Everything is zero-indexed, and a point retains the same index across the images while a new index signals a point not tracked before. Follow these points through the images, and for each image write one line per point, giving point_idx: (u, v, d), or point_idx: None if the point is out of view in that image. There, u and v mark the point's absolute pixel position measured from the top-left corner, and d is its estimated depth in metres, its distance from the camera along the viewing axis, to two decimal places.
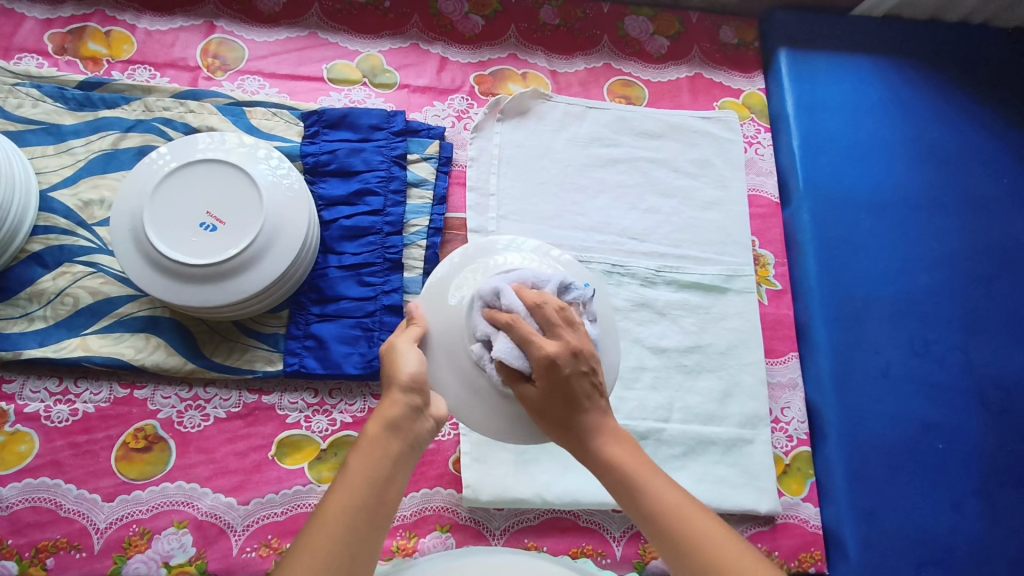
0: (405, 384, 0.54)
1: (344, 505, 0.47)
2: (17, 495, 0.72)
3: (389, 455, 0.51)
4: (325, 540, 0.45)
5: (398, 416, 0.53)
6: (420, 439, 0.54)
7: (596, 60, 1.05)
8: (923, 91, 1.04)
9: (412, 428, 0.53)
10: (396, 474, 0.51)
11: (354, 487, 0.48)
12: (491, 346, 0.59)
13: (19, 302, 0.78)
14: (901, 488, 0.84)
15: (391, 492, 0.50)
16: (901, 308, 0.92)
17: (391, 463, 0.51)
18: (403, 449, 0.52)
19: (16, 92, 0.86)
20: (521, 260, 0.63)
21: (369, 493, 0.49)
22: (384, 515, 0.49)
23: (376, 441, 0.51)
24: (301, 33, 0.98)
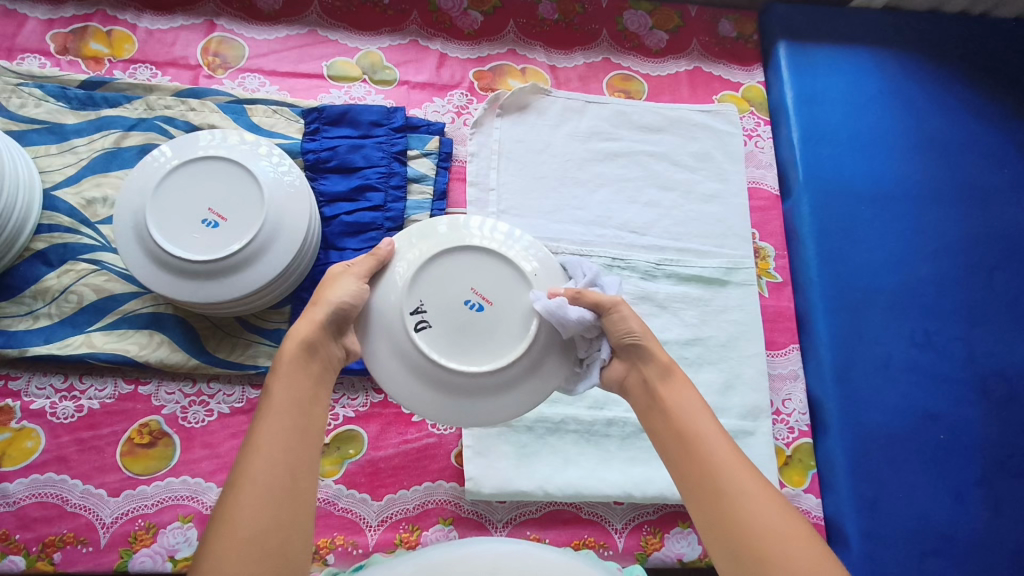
0: (334, 305, 0.58)
1: (278, 429, 0.51)
2: (24, 490, 0.72)
3: (308, 376, 0.56)
4: (265, 463, 0.49)
5: (311, 339, 0.57)
6: (333, 361, 0.58)
7: (596, 54, 1.05)
8: (922, 82, 1.04)
9: (324, 349, 0.58)
10: (317, 394, 0.56)
11: (281, 410, 0.52)
12: (494, 340, 0.59)
13: (24, 300, 0.79)
14: (902, 479, 0.84)
15: (316, 410, 0.55)
16: (901, 300, 0.92)
17: (310, 383, 0.55)
18: (319, 371, 0.57)
19: (20, 92, 0.86)
20: (408, 268, 0.61)
21: (297, 415, 0.53)
22: (315, 431, 0.53)
23: (291, 368, 0.55)
24: (301, 31, 0.99)
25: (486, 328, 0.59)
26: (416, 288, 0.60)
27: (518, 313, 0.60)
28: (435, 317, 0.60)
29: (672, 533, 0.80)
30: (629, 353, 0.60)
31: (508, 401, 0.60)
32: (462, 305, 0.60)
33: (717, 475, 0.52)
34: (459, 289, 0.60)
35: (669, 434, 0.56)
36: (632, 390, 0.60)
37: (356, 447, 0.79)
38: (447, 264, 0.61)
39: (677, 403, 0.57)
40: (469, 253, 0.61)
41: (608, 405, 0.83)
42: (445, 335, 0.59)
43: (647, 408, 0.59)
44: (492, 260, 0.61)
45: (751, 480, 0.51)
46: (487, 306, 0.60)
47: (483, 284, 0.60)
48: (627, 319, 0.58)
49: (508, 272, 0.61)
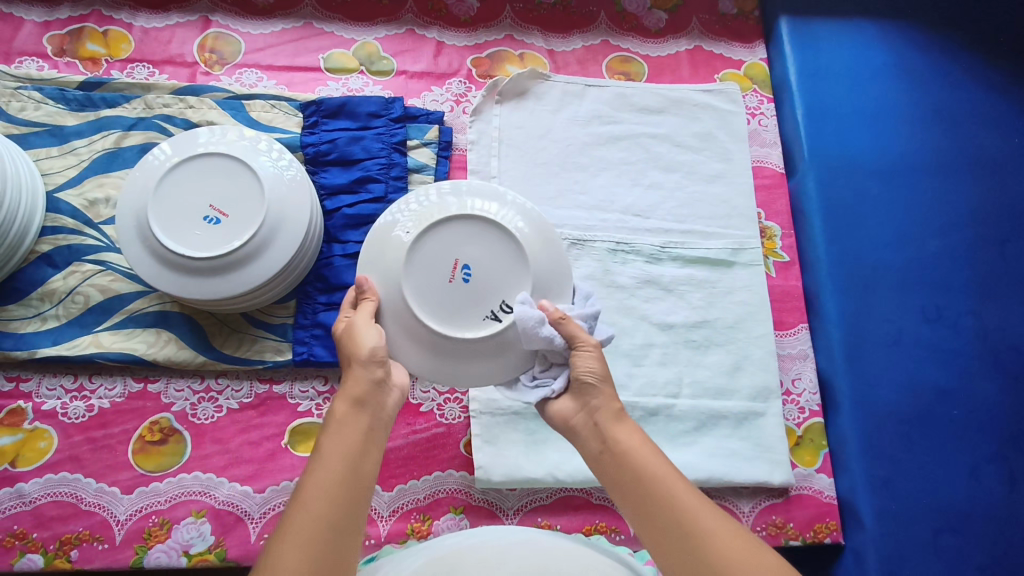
0: (365, 359, 0.57)
1: (325, 485, 0.50)
2: (39, 490, 0.73)
3: (359, 428, 0.55)
4: (307, 523, 0.48)
5: (361, 392, 0.56)
6: (386, 415, 0.57)
7: (594, 37, 1.04)
8: (927, 53, 1.02)
9: (375, 403, 0.57)
10: (370, 449, 0.54)
11: (329, 465, 0.51)
12: (499, 260, 0.61)
13: (31, 303, 0.79)
14: (915, 456, 0.83)
15: (367, 466, 0.53)
16: (911, 275, 0.91)
17: (362, 436, 0.54)
18: (372, 425, 0.56)
19: (19, 96, 0.87)
20: (442, 347, 0.60)
21: (346, 470, 0.51)
22: (365, 488, 0.52)
23: (343, 422, 0.54)
24: (296, 24, 0.98)
25: (488, 254, 0.60)
26: (461, 321, 0.60)
27: (465, 231, 0.61)
28: (486, 300, 0.60)
29: None
30: (581, 392, 0.59)
31: (556, 250, 0.64)
32: (456, 281, 0.60)
33: (681, 522, 0.50)
34: (445, 290, 0.60)
35: (623, 482, 0.55)
36: (580, 432, 0.59)
37: None
38: (427, 300, 0.60)
39: (629, 447, 0.55)
40: (414, 280, 0.60)
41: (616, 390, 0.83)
42: (500, 290, 0.60)
43: (600, 454, 0.57)
44: (412, 270, 0.60)
45: (718, 523, 0.50)
46: (457, 261, 0.60)
47: (432, 277, 0.60)
48: (591, 359, 0.58)
49: (427, 243, 0.61)
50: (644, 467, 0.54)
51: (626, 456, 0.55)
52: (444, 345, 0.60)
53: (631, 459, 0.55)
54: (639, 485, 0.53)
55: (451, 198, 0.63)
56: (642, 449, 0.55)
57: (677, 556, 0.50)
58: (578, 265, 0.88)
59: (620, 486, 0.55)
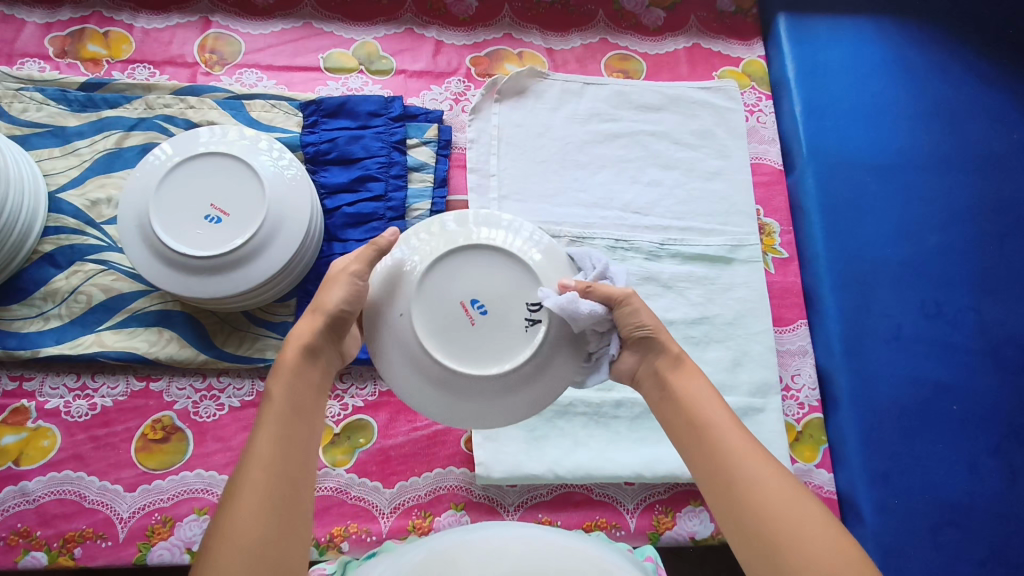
0: (333, 311, 0.58)
1: (277, 431, 0.51)
2: (43, 488, 0.74)
3: (306, 380, 0.56)
4: (261, 466, 0.49)
5: (312, 343, 0.58)
6: (330, 368, 0.60)
7: (593, 36, 1.04)
8: (926, 50, 1.02)
9: (323, 355, 0.59)
10: (313, 398, 0.56)
11: (281, 413, 0.53)
12: (496, 281, 0.59)
13: (34, 302, 0.80)
14: (915, 451, 0.84)
15: (312, 415, 0.55)
16: (910, 271, 0.91)
17: (309, 387, 0.56)
18: (316, 377, 0.58)
19: (21, 97, 0.87)
20: (514, 384, 0.59)
21: (296, 420, 0.53)
22: (311, 435, 0.54)
23: (293, 372, 0.56)
24: (296, 24, 0.99)
25: (480, 278, 0.59)
26: (512, 347, 0.58)
27: (442, 278, 0.59)
28: (514, 314, 0.59)
29: (684, 512, 0.80)
30: (640, 346, 0.60)
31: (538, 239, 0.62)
32: (473, 317, 0.59)
33: (729, 462, 0.52)
34: (474, 334, 0.58)
35: (680, 421, 0.57)
36: (645, 381, 0.61)
37: (366, 436, 0.80)
38: (469, 355, 0.58)
39: (688, 389, 0.58)
40: (445, 347, 0.58)
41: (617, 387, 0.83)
42: (515, 294, 0.59)
43: (659, 401, 0.60)
44: (435, 340, 0.58)
45: (763, 464, 0.51)
46: (458, 302, 0.59)
47: (450, 334, 0.58)
48: (638, 311, 0.59)
49: (426, 309, 0.59)
50: (698, 410, 0.56)
51: (681, 400, 0.58)
52: (516, 382, 0.59)
53: (686, 402, 0.57)
54: (692, 427, 0.56)
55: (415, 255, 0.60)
56: (697, 393, 0.57)
57: (723, 492, 0.52)
58: None
59: (677, 428, 0.57)
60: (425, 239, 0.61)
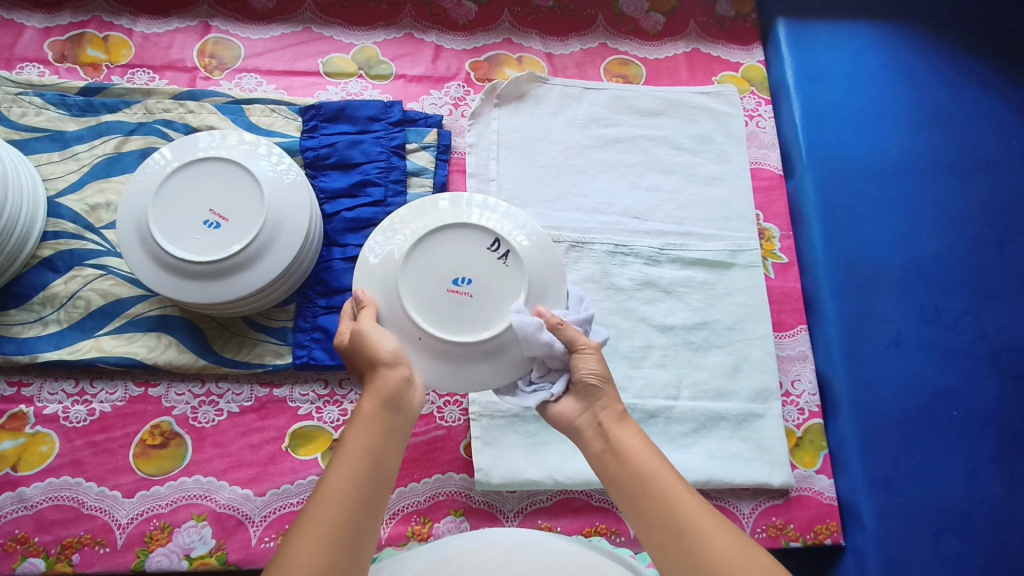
0: (389, 360, 0.57)
1: (348, 484, 0.50)
2: (41, 494, 0.73)
3: (384, 428, 0.54)
4: (329, 521, 0.48)
5: (390, 392, 0.55)
6: (411, 417, 0.56)
7: (592, 40, 1.04)
8: (925, 55, 1.02)
9: (405, 405, 0.56)
10: (391, 447, 0.54)
11: (352, 463, 0.51)
12: (467, 252, 0.63)
13: (33, 307, 0.80)
14: (915, 457, 0.83)
15: (388, 466, 0.53)
16: (910, 277, 0.91)
17: (385, 436, 0.54)
18: (399, 424, 0.55)
19: (20, 101, 0.87)
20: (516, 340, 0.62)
21: (369, 473, 0.51)
22: (383, 489, 0.52)
23: (370, 420, 0.54)
24: (296, 28, 0.99)
25: (436, 264, 0.62)
26: (514, 276, 0.63)
27: (413, 297, 0.61)
28: (485, 261, 0.63)
29: None
30: (585, 394, 0.59)
31: (491, 204, 0.66)
32: (459, 286, 0.62)
33: (680, 517, 0.50)
34: (468, 301, 0.62)
35: (624, 480, 0.54)
36: (585, 432, 0.59)
37: None
38: (499, 313, 0.61)
39: (633, 446, 0.55)
40: (481, 325, 0.61)
41: None
42: (471, 250, 0.63)
43: (600, 453, 0.56)
44: (432, 319, 0.61)
45: (712, 520, 0.50)
46: (438, 278, 0.62)
47: (443, 310, 0.61)
48: (591, 362, 0.58)
49: (415, 294, 0.62)
50: (644, 465, 0.53)
51: (625, 453, 0.55)
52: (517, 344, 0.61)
53: (630, 457, 0.54)
54: (639, 481, 0.53)
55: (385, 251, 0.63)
56: (642, 446, 0.55)
57: (672, 547, 0.49)
58: (577, 267, 0.88)
59: (618, 483, 0.54)
60: (370, 283, 0.63)
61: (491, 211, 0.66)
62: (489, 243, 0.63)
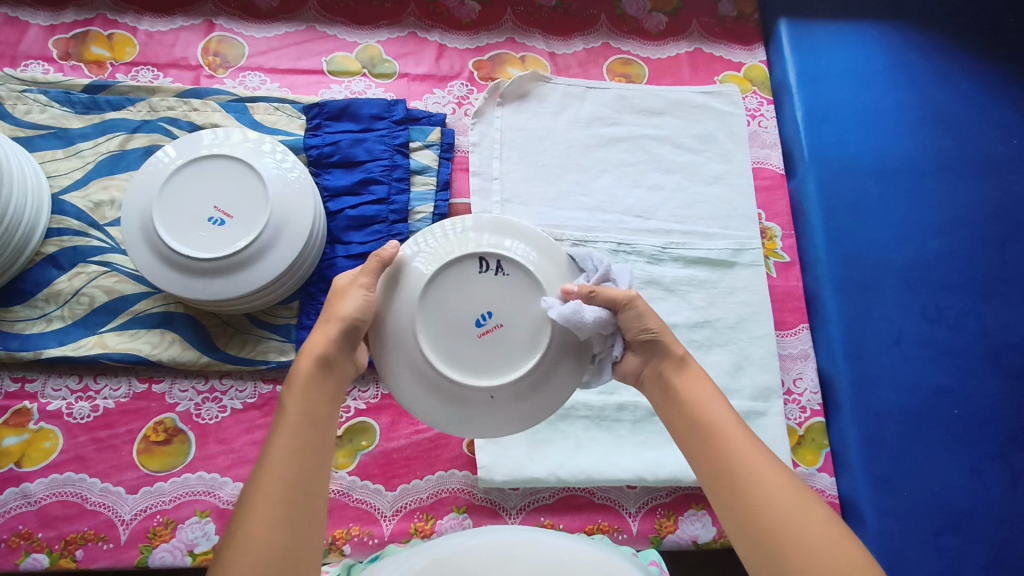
0: (347, 320, 0.57)
1: (292, 445, 0.51)
2: (44, 490, 0.73)
3: (322, 391, 0.55)
4: (276, 482, 0.49)
5: (327, 355, 0.56)
6: (346, 378, 0.58)
7: (595, 40, 1.04)
8: (927, 55, 1.03)
9: (340, 368, 0.58)
10: (329, 410, 0.56)
11: (295, 427, 0.52)
12: (461, 295, 0.58)
13: (37, 304, 0.80)
14: (917, 456, 0.84)
15: (328, 428, 0.54)
16: (912, 276, 0.91)
17: (325, 399, 0.55)
18: (333, 386, 0.57)
19: (25, 99, 0.87)
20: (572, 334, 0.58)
21: (312, 434, 0.53)
22: (326, 448, 0.53)
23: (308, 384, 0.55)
24: (300, 27, 0.99)
25: (448, 317, 0.58)
26: (521, 282, 0.58)
27: (450, 362, 0.57)
28: (485, 289, 0.58)
29: (686, 515, 0.80)
30: (645, 349, 0.60)
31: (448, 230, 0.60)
32: (483, 321, 0.58)
33: (734, 461, 0.53)
34: (506, 330, 0.58)
35: (685, 428, 0.57)
36: (648, 382, 0.61)
37: (368, 439, 0.80)
38: (537, 321, 0.58)
39: (694, 395, 0.57)
40: (533, 342, 0.58)
41: (618, 390, 0.83)
42: (466, 283, 0.58)
43: (662, 402, 0.59)
44: (495, 369, 0.58)
45: (769, 467, 0.52)
46: (455, 331, 0.58)
47: (490, 358, 0.57)
48: (643, 315, 0.58)
49: (460, 363, 0.58)
50: (702, 412, 0.56)
51: (686, 400, 0.57)
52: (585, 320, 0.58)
53: (691, 403, 0.57)
54: (698, 426, 0.56)
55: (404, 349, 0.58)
56: (704, 393, 0.57)
57: (727, 488, 0.52)
58: None
59: (679, 428, 0.57)
60: (412, 381, 0.58)
61: (452, 236, 0.60)
62: (478, 265, 0.58)
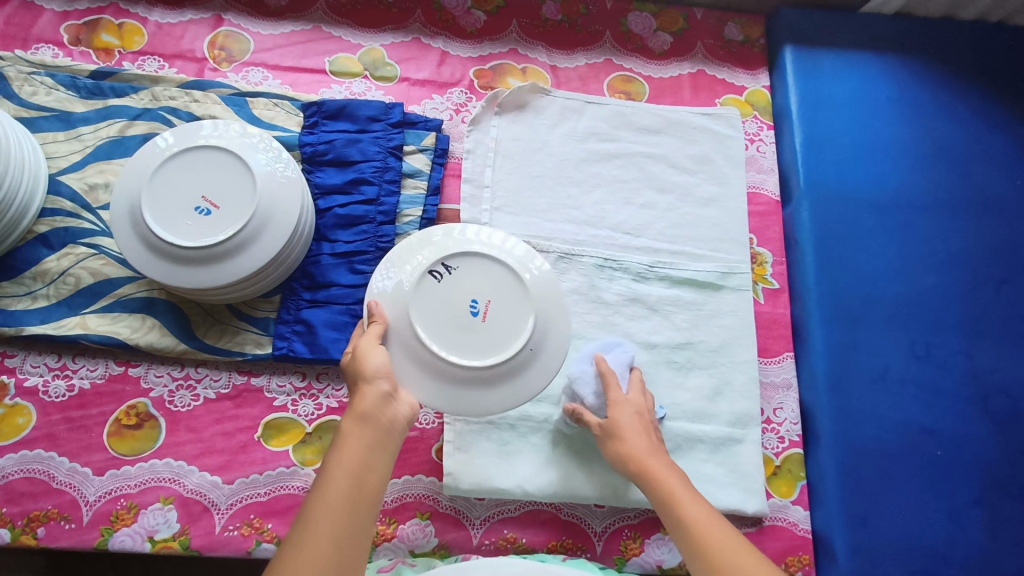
0: (371, 375, 0.58)
1: (330, 503, 0.50)
2: (13, 465, 0.74)
3: (364, 442, 0.54)
4: (311, 545, 0.48)
5: (366, 406, 0.56)
6: (396, 425, 0.57)
7: (598, 56, 1.04)
8: (933, 90, 1.02)
9: (386, 417, 0.57)
10: (377, 461, 0.54)
11: (334, 480, 0.52)
12: (438, 307, 0.64)
13: (24, 281, 0.81)
14: (895, 495, 0.82)
15: (372, 480, 0.53)
16: (903, 311, 0.90)
17: (367, 450, 0.54)
18: (381, 437, 0.55)
19: (32, 80, 0.89)
20: (542, 274, 0.67)
21: (353, 488, 0.52)
22: (370, 506, 0.52)
23: (350, 437, 0.55)
24: (306, 27, 1.00)
25: (450, 321, 0.63)
26: (470, 263, 0.65)
27: (480, 351, 0.63)
28: (453, 286, 0.64)
29: (652, 539, 0.79)
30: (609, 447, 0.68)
31: (387, 272, 0.66)
32: (473, 307, 0.64)
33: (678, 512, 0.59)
34: (498, 301, 0.65)
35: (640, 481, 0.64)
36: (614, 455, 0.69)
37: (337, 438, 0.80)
38: (507, 280, 0.65)
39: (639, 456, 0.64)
40: (523, 292, 0.65)
41: None
42: (437, 294, 0.64)
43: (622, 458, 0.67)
44: (516, 331, 0.64)
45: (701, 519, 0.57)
46: (459, 328, 0.63)
47: (501, 331, 0.64)
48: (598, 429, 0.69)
49: (490, 348, 0.63)
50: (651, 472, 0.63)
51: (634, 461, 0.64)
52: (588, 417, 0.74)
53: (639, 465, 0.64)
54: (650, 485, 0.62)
55: (446, 373, 0.63)
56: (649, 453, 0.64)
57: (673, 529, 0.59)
58: (564, 279, 0.88)
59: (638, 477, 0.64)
60: (463, 389, 0.63)
61: (396, 270, 0.65)
62: (432, 278, 0.64)
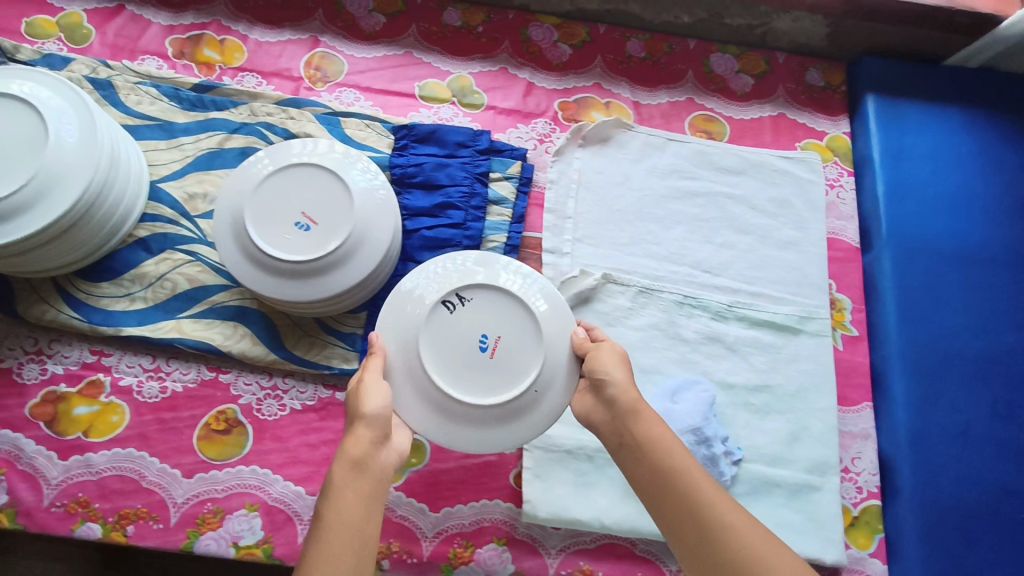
0: (367, 417, 0.59)
1: (329, 559, 0.49)
2: (106, 462, 0.76)
3: (360, 492, 0.54)
4: None
5: (360, 453, 0.57)
6: (386, 471, 0.57)
7: (680, 94, 1.06)
8: (1016, 147, 1.02)
9: (376, 463, 0.57)
10: (372, 511, 0.54)
11: (332, 532, 0.51)
12: (447, 339, 0.68)
13: (123, 283, 0.84)
14: (977, 556, 0.81)
15: (370, 531, 0.53)
16: (984, 368, 0.89)
17: (364, 500, 0.54)
18: (374, 485, 0.55)
19: (138, 90, 0.93)
20: (557, 315, 0.69)
21: (351, 541, 0.51)
22: (369, 555, 0.51)
23: (344, 486, 0.54)
24: (398, 52, 1.04)
25: (457, 354, 0.67)
26: (483, 299, 0.69)
27: (481, 389, 0.67)
28: (465, 319, 0.68)
29: None
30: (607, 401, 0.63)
31: (401, 296, 0.70)
32: (480, 343, 0.68)
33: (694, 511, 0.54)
34: (507, 341, 0.68)
35: (644, 471, 0.58)
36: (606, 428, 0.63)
37: (418, 457, 0.81)
38: (519, 319, 0.68)
39: (650, 436, 0.59)
40: (532, 335, 0.68)
41: None
42: (447, 324, 0.68)
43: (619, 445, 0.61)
44: (518, 375, 0.67)
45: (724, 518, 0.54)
46: (466, 365, 0.67)
47: (507, 373, 0.67)
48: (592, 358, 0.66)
49: (491, 388, 0.67)
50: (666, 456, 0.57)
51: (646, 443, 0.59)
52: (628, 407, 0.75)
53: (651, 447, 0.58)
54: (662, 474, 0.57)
55: (447, 408, 0.66)
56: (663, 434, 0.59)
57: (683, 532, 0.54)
58: (643, 313, 0.89)
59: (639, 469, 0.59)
60: (461, 425, 0.67)
61: (411, 296, 0.69)
62: (445, 308, 0.68)
